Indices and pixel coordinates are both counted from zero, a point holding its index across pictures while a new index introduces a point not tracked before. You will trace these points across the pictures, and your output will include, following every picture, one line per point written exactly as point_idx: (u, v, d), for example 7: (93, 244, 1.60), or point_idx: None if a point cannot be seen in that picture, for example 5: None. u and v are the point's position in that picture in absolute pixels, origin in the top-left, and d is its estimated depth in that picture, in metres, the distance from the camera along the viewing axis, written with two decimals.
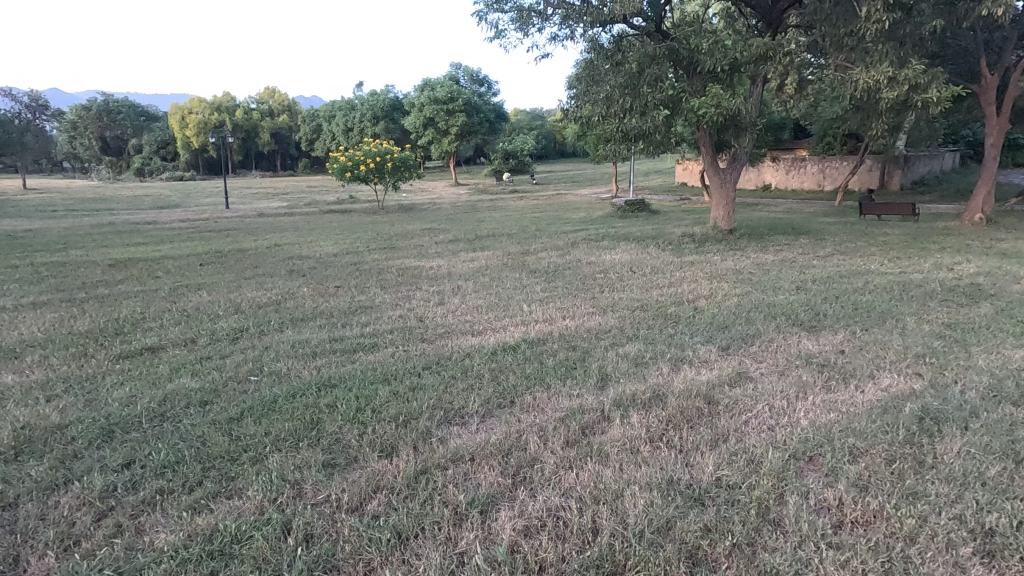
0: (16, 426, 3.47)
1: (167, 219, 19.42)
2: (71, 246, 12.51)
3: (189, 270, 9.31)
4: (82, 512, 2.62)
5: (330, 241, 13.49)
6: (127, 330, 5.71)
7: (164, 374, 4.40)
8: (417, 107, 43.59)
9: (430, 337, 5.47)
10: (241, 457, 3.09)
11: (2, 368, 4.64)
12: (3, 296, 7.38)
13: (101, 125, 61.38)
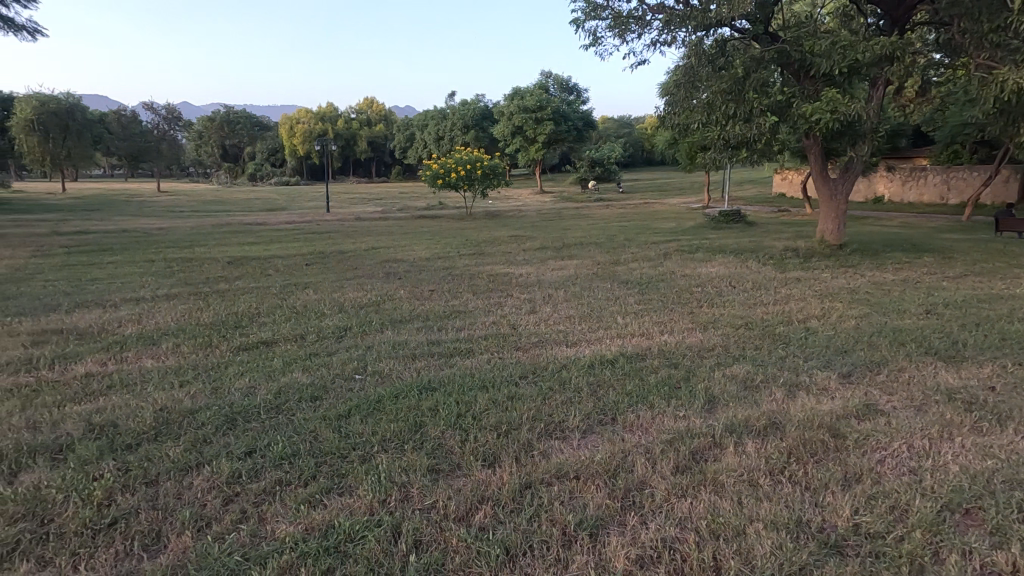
0: (156, 408, 3.80)
1: (275, 221, 21.00)
2: (196, 244, 13.79)
3: (296, 269, 9.95)
4: (211, 495, 2.79)
5: (422, 246, 13.94)
6: (245, 324, 6.15)
7: (278, 368, 4.67)
8: (506, 115, 44.37)
9: (525, 346, 5.43)
10: (350, 455, 3.18)
11: (144, 352, 5.14)
12: (144, 287, 8.24)
13: (223, 134, 67.90)
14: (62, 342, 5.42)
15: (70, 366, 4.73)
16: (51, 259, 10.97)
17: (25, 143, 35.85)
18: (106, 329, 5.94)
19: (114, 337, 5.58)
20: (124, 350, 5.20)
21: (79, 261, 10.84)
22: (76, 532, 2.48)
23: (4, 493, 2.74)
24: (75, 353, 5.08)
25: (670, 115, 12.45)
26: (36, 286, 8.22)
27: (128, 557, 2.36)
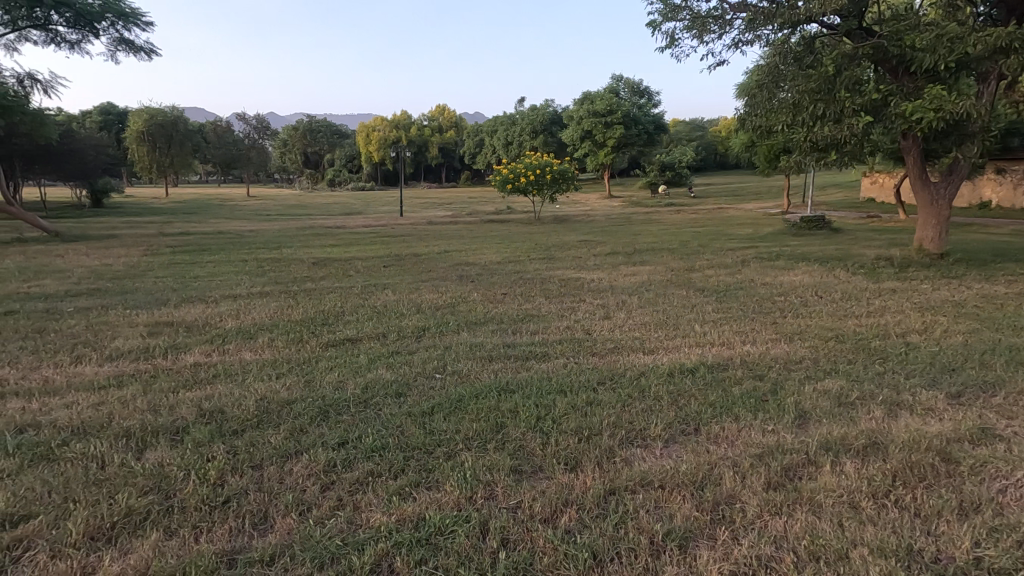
0: (258, 397, 4.10)
1: (353, 225, 22.06)
2: (284, 246, 14.72)
3: (375, 271, 10.38)
4: (310, 482, 2.97)
5: (493, 250, 14.14)
6: (331, 321, 6.49)
7: (364, 364, 4.89)
8: (575, 120, 44.23)
9: (601, 352, 5.39)
10: (436, 451, 3.29)
11: (244, 346, 5.55)
12: (241, 285, 8.90)
13: (306, 142, 72.05)
14: (173, 333, 5.95)
15: (181, 355, 5.18)
16: (160, 258, 12.05)
17: (137, 152, 40.29)
18: (210, 322, 6.46)
19: (217, 330, 6.06)
20: (226, 343, 5.62)
21: (183, 260, 11.86)
22: (196, 507, 2.71)
23: (135, 467, 3.04)
24: (185, 344, 5.56)
25: (750, 117, 12.07)
26: (150, 282, 9.09)
27: (241, 533, 2.55)
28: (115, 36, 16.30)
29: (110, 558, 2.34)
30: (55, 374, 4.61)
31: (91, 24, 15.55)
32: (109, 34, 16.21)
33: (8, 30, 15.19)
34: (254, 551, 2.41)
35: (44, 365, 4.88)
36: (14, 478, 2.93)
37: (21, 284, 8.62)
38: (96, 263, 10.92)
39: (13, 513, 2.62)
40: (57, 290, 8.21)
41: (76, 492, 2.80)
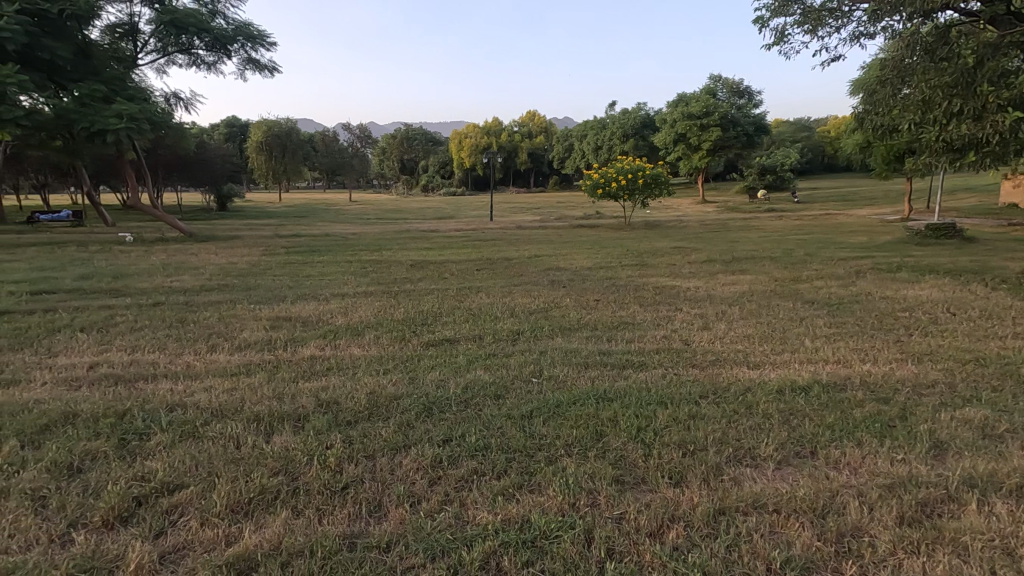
0: (367, 391, 4.35)
1: (445, 229, 22.86)
2: (384, 248, 15.52)
3: (469, 274, 10.69)
4: (418, 475, 3.10)
5: (582, 255, 14.02)
6: (430, 322, 6.76)
7: (462, 365, 5.05)
8: (669, 123, 42.93)
9: (702, 364, 5.18)
10: (537, 455, 3.32)
11: (352, 342, 5.92)
12: (347, 284, 9.51)
13: (402, 150, 75.72)
14: (292, 327, 6.49)
15: (298, 348, 5.63)
16: (277, 258, 13.18)
17: (256, 161, 44.33)
18: (322, 318, 6.97)
19: (329, 326, 6.52)
20: (337, 338, 6.04)
21: (296, 260, 12.89)
22: (318, 491, 2.93)
23: (264, 449, 3.34)
24: (302, 338, 6.03)
25: (869, 116, 11.14)
26: (269, 279, 9.94)
27: (359, 519, 2.71)
28: (245, 56, 18.06)
29: (249, 530, 2.58)
30: (197, 360, 5.17)
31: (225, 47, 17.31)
32: (240, 55, 17.98)
33: (160, 55, 17.29)
34: (372, 537, 2.56)
35: (187, 351, 5.49)
36: (168, 451, 3.32)
37: (165, 279, 9.75)
38: (223, 262, 12.11)
39: (170, 481, 2.97)
40: (193, 284, 9.21)
41: (218, 467, 3.13)
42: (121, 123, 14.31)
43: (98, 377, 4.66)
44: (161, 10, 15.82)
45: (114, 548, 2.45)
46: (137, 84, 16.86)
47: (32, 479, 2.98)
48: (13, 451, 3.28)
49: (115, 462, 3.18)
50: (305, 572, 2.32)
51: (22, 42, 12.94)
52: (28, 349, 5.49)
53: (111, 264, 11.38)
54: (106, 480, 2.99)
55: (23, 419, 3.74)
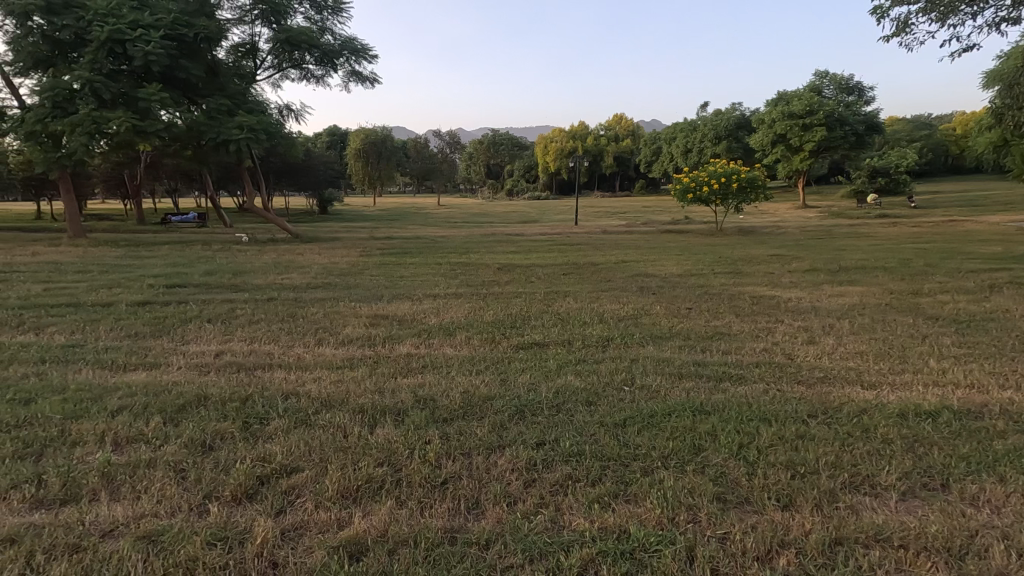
0: (461, 390, 4.47)
1: (530, 232, 23.06)
2: (471, 251, 15.90)
3: (555, 278, 10.69)
4: (513, 476, 3.15)
5: (672, 261, 13.59)
6: (519, 325, 6.83)
7: (552, 369, 5.06)
8: (766, 123, 40.61)
9: (808, 380, 4.85)
10: (631, 465, 3.26)
11: (445, 341, 6.12)
12: (438, 286, 9.84)
13: (489, 155, 77.35)
14: (389, 325, 6.82)
15: (395, 345, 5.90)
16: (373, 258, 13.92)
17: (354, 167, 47.06)
18: (416, 318, 7.26)
19: (423, 325, 6.79)
20: (430, 337, 6.27)
21: (391, 260, 13.55)
22: (419, 484, 3.05)
23: (368, 440, 3.52)
24: (398, 336, 6.31)
25: (1011, 112, 9.78)
26: (366, 279, 10.51)
27: (458, 515, 2.80)
28: (349, 69, 19.28)
29: (359, 516, 2.74)
30: (306, 352, 5.58)
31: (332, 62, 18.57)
32: (344, 68, 19.18)
33: (276, 71, 18.84)
34: (471, 533, 2.62)
35: (297, 344, 5.92)
36: (286, 436, 3.60)
37: (276, 276, 10.59)
38: (325, 261, 12.95)
39: (287, 464, 3.22)
40: (301, 282, 9.94)
41: (328, 454, 3.34)
42: (242, 134, 15.80)
43: (224, 364, 5.16)
44: (278, 29, 17.24)
45: (242, 521, 2.68)
46: (256, 97, 18.48)
47: (173, 453, 3.35)
48: (158, 426, 3.70)
49: (240, 442, 3.50)
50: (410, 561, 2.42)
51: (164, 64, 14.59)
52: (167, 336, 6.18)
53: (230, 262, 12.53)
54: (233, 458, 3.29)
55: (164, 398, 4.21)
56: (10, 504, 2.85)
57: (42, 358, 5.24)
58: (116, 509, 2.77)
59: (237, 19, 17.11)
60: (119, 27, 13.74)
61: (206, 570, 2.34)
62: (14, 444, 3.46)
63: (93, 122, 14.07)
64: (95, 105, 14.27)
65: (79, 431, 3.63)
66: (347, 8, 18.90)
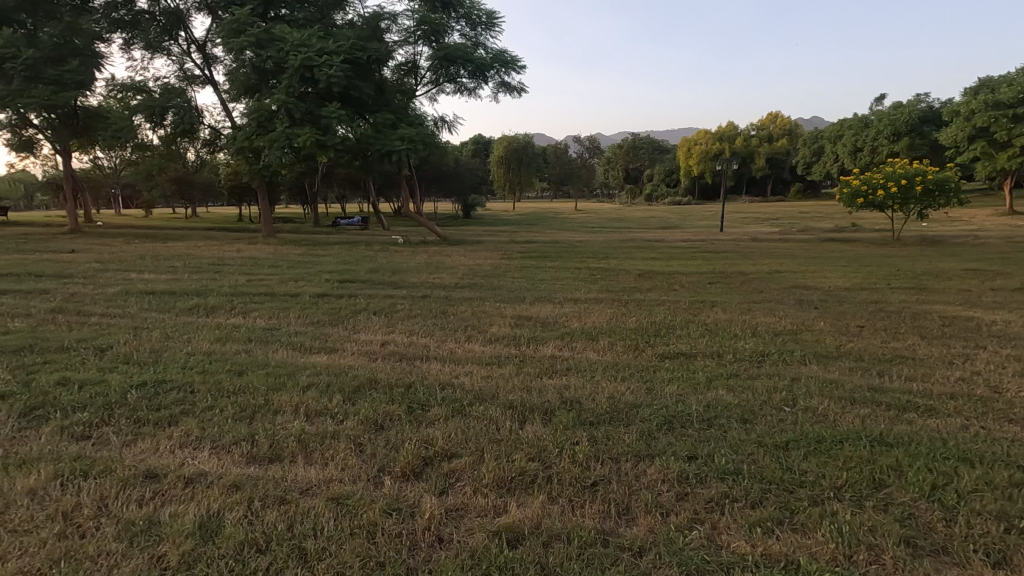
0: (607, 395, 4.45)
1: (671, 239, 22.25)
2: (610, 256, 15.75)
3: (701, 287, 10.21)
4: (665, 487, 3.08)
5: (837, 273, 12.23)
6: (663, 333, 6.63)
7: (702, 382, 4.82)
8: (962, 115, 34.85)
9: (1021, 420, 4.07)
10: (797, 492, 3.00)
11: (588, 345, 6.15)
12: (578, 290, 9.90)
13: (628, 159, 76.15)
14: (533, 326, 7.02)
15: (540, 346, 6.06)
16: (514, 261, 14.45)
17: (497, 174, 49.19)
18: (559, 321, 7.39)
19: (565, 328, 6.89)
20: (573, 340, 6.35)
21: (532, 263, 13.93)
22: (569, 483, 3.11)
23: (519, 435, 3.67)
24: (542, 337, 6.48)
25: None
26: (509, 281, 10.94)
27: (609, 518, 2.80)
28: (498, 80, 20.23)
29: (514, 506, 2.88)
30: (457, 347, 5.97)
31: (483, 74, 19.61)
32: (494, 79, 20.17)
33: (433, 85, 20.40)
34: (623, 537, 2.62)
35: (449, 339, 6.36)
36: (445, 423, 3.89)
37: (430, 275, 11.46)
38: (471, 263, 13.70)
39: (448, 448, 3.49)
40: (451, 282, 10.64)
41: (483, 444, 3.55)
42: (402, 145, 17.32)
43: (389, 352, 5.72)
44: (437, 47, 18.62)
45: (412, 496, 2.96)
46: (415, 111, 20.17)
47: (353, 428, 3.79)
48: (339, 404, 4.22)
49: (407, 425, 3.85)
50: (564, 556, 2.49)
51: (342, 85, 16.52)
52: (342, 324, 7.02)
53: (389, 261, 13.81)
54: (400, 439, 3.63)
55: (342, 379, 4.79)
56: (233, 456, 3.44)
57: (249, 337, 6.23)
58: (310, 472, 3.21)
59: (402, 40, 18.81)
60: (309, 55, 15.83)
61: (384, 535, 2.62)
62: (233, 407, 4.17)
63: (286, 138, 16.39)
64: (288, 123, 16.61)
65: (278, 401, 4.27)
66: (499, 22, 19.84)
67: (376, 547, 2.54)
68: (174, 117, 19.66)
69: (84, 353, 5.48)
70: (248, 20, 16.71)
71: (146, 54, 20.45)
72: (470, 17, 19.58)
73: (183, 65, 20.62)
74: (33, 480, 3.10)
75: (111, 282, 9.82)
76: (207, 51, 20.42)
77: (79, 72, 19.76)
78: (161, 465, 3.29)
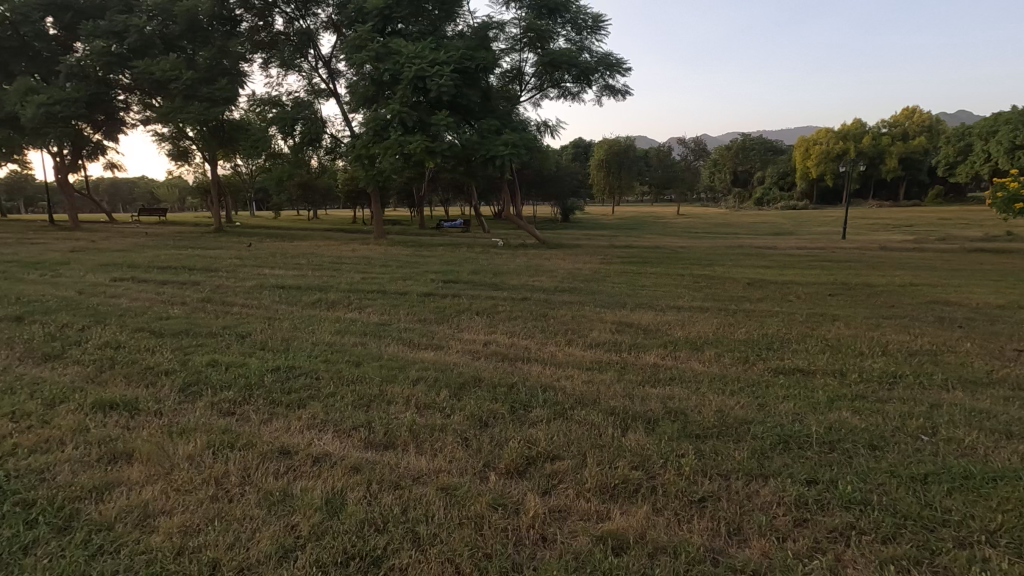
0: (716, 409, 4.26)
1: (784, 246, 20.80)
2: (716, 263, 15.01)
3: (820, 299, 9.44)
4: (780, 510, 2.89)
5: (987, 288, 10.76)
6: (775, 347, 6.23)
7: (822, 401, 4.46)
8: None
9: None
10: (940, 531, 2.70)
11: (692, 355, 5.92)
12: (681, 298, 9.54)
13: (737, 161, 72.21)
14: (634, 333, 6.88)
15: (642, 354, 5.95)
16: (614, 266, 14.26)
17: (597, 177, 48.74)
18: (661, 329, 7.17)
19: (668, 337, 6.69)
20: (676, 349, 6.15)
21: (632, 269, 13.66)
22: (675, 495, 3.03)
23: (622, 442, 3.63)
24: (644, 344, 6.35)
25: None
26: (609, 286, 10.82)
27: (719, 537, 2.69)
28: (602, 84, 20.11)
29: (617, 513, 2.86)
30: (557, 351, 6.01)
31: (588, 78, 19.57)
32: (599, 83, 20.07)
33: (537, 91, 20.70)
34: (734, 559, 2.51)
35: (549, 342, 6.42)
36: (547, 425, 3.94)
37: (530, 278, 11.61)
38: (570, 267, 13.71)
39: (551, 450, 3.53)
40: (551, 285, 10.71)
41: (586, 449, 3.55)
42: (506, 150, 17.71)
43: (492, 352, 5.89)
44: (543, 53, 18.85)
45: (516, 494, 3.03)
46: (519, 116, 20.59)
47: (460, 423, 3.95)
48: (446, 399, 4.42)
49: (510, 424, 3.95)
50: (671, 570, 2.42)
51: (452, 93, 17.24)
52: (447, 323, 7.34)
53: (490, 263, 14.18)
54: (505, 437, 3.73)
55: (449, 375, 5.02)
56: (353, 440, 3.73)
57: (365, 331, 6.71)
58: (421, 461, 3.41)
59: (509, 48, 19.28)
60: (422, 66, 16.69)
61: (491, 528, 2.71)
62: (352, 395, 4.51)
63: (398, 145, 17.40)
64: (401, 131, 17.62)
65: (392, 392, 4.56)
66: (606, 25, 19.71)
67: (484, 539, 2.63)
68: (302, 127, 21.59)
69: (228, 338, 6.18)
70: (369, 36, 17.97)
71: (281, 72, 22.63)
72: (576, 22, 19.62)
73: (311, 80, 22.56)
74: (192, 447, 3.56)
75: (247, 277, 10.97)
76: (332, 66, 22.21)
77: (226, 90, 22.30)
78: (292, 444, 3.65)
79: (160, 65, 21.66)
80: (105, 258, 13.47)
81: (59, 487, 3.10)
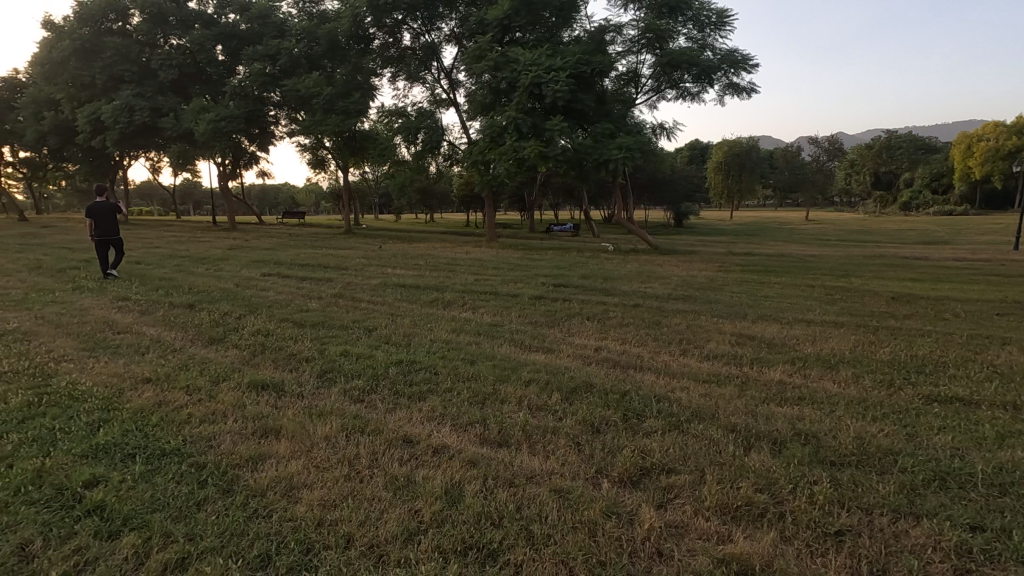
0: (855, 435, 3.86)
1: (937, 256, 18.33)
2: (852, 274, 13.62)
3: (986, 319, 8.18)
4: (936, 556, 2.56)
5: None
6: (927, 371, 5.51)
7: (989, 437, 3.88)
8: None
9: None
10: None
11: (825, 374, 5.42)
12: (811, 311, 8.76)
13: (879, 161, 64.87)
14: (756, 347, 6.45)
15: (766, 369, 5.56)
16: (732, 274, 13.47)
17: (715, 180, 46.28)
18: (788, 343, 6.64)
19: (796, 352, 6.18)
20: (806, 367, 5.67)
21: (753, 278, 12.81)
22: (807, 525, 2.79)
23: (744, 462, 3.42)
24: (768, 359, 5.92)
25: None
26: (728, 295, 10.23)
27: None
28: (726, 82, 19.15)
29: (740, 536, 2.70)
30: (672, 360, 5.80)
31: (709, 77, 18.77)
32: (721, 80, 19.20)
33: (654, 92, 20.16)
34: None
35: (664, 351, 6.21)
36: (662, 436, 3.82)
37: (641, 285, 11.31)
38: (685, 274, 13.16)
39: (666, 463, 3.42)
40: (664, 292, 10.35)
41: (705, 465, 3.39)
42: (619, 153, 17.42)
43: (603, 358, 5.83)
44: (661, 53, 18.31)
45: (631, 503, 2.98)
46: (634, 119, 20.20)
47: (573, 427, 3.96)
48: (559, 402, 4.45)
49: (622, 433, 3.87)
50: None
51: (566, 98, 17.32)
52: (558, 327, 7.38)
53: (600, 268, 14.05)
54: (617, 445, 3.67)
55: (560, 378, 5.05)
56: (470, 435, 3.88)
57: (479, 331, 6.95)
58: (534, 461, 3.46)
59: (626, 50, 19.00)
60: (539, 73, 16.97)
61: (605, 536, 2.69)
62: (469, 392, 4.69)
63: (513, 150, 17.82)
64: (516, 137, 18.07)
65: (505, 392, 4.68)
66: (731, 20, 18.69)
67: (598, 546, 2.62)
68: (424, 136, 22.89)
69: (357, 332, 6.72)
70: (488, 46, 18.58)
71: (406, 84, 24.16)
72: (698, 18, 18.80)
73: (433, 91, 23.84)
74: (329, 429, 3.92)
75: (374, 275, 11.85)
76: (453, 76, 23.30)
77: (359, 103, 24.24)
78: (415, 434, 3.88)
79: (305, 84, 24.10)
80: (256, 255, 15.25)
81: (223, 454, 3.56)
